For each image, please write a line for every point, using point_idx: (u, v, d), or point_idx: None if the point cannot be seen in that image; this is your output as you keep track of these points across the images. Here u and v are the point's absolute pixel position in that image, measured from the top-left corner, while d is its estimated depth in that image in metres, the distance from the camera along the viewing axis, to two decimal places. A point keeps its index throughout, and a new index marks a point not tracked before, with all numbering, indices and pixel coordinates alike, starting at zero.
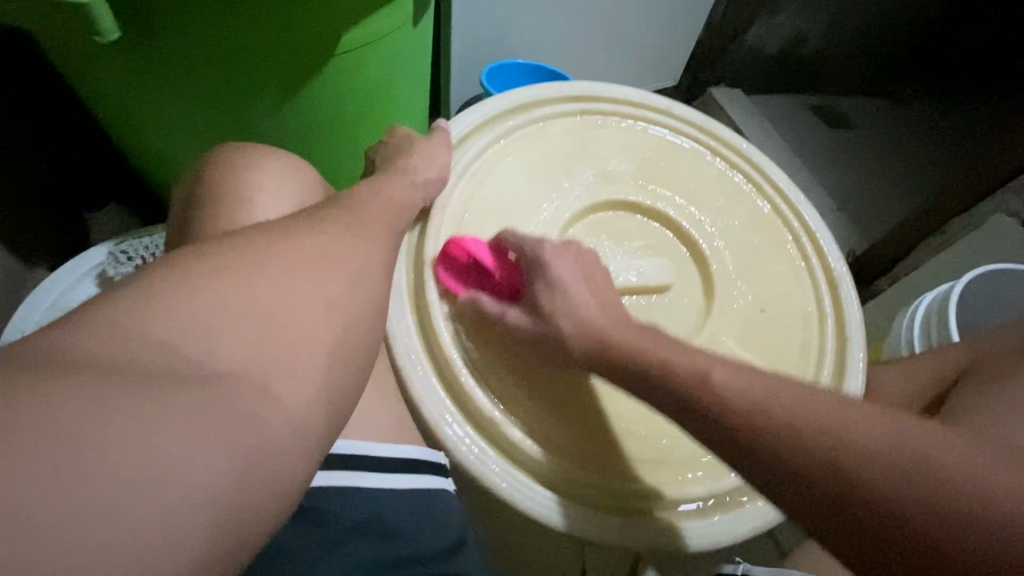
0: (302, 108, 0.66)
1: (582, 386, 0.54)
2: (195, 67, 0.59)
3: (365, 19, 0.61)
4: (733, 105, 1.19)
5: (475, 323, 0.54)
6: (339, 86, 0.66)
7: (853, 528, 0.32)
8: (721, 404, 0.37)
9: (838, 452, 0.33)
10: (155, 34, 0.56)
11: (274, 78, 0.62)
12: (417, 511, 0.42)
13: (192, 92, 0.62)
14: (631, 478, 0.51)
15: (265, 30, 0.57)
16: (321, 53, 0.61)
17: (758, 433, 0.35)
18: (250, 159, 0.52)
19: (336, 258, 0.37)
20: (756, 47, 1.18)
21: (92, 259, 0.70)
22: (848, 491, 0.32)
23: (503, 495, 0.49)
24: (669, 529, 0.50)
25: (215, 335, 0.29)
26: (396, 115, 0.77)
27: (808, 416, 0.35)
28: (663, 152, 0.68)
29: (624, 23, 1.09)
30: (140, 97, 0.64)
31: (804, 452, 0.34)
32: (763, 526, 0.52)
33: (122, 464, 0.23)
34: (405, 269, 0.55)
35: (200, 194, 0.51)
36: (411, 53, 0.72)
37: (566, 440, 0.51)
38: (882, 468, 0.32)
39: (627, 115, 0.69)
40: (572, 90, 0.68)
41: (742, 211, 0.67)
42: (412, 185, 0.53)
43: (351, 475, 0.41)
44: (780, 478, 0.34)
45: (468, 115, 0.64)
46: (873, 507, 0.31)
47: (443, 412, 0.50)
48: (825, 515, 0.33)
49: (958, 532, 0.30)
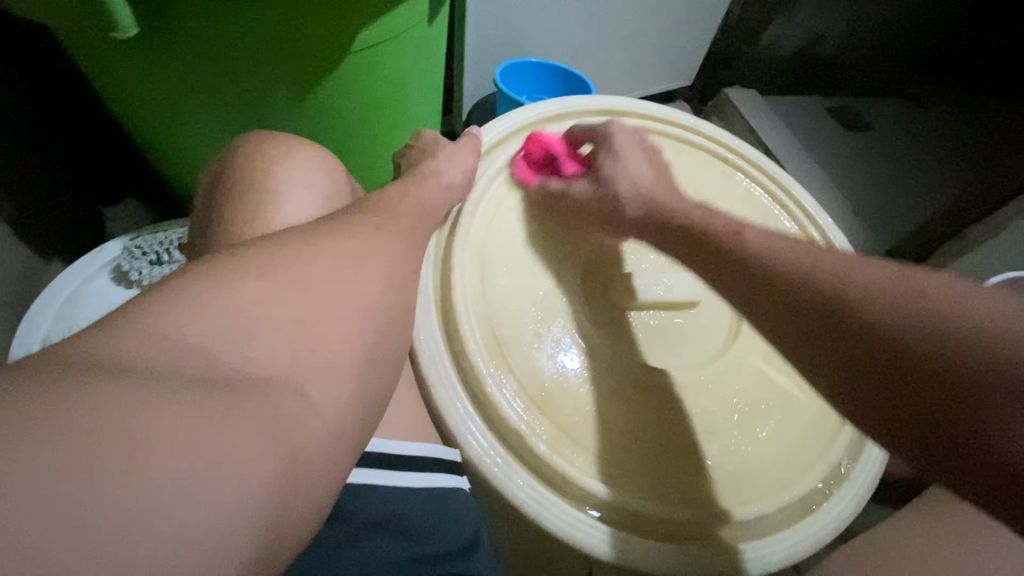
0: (318, 104, 0.66)
1: (612, 403, 0.53)
2: (217, 66, 0.60)
3: (382, 15, 0.61)
4: (749, 105, 1.21)
5: (501, 331, 0.53)
6: (357, 83, 0.66)
7: (887, 379, 0.32)
8: (784, 295, 0.38)
9: (892, 313, 0.33)
10: (172, 30, 0.56)
11: (291, 73, 0.62)
12: (434, 510, 0.42)
13: (210, 89, 0.62)
14: (675, 502, 0.50)
15: (285, 28, 0.57)
16: (338, 50, 0.61)
17: (810, 299, 0.36)
18: (269, 155, 0.52)
19: (369, 260, 0.38)
20: (772, 45, 1.19)
21: (109, 253, 0.70)
22: (887, 350, 0.32)
23: (526, 512, 0.48)
24: (723, 552, 0.49)
25: (255, 334, 0.30)
26: (411, 113, 0.77)
27: (869, 296, 0.34)
28: (687, 169, 0.67)
29: (639, 23, 1.08)
30: (157, 95, 0.64)
31: (848, 313, 0.34)
32: (794, 554, 0.51)
33: (160, 467, 0.23)
34: (430, 275, 0.55)
35: (219, 192, 0.52)
36: (428, 50, 0.71)
37: (596, 457, 0.50)
38: (919, 314, 0.32)
39: (657, 129, 0.68)
40: (600, 106, 0.68)
41: (768, 231, 0.66)
42: (438, 186, 0.53)
43: (377, 472, 0.42)
44: (826, 341, 0.35)
45: (497, 125, 0.64)
46: (914, 352, 0.31)
47: (466, 420, 0.50)
48: (857, 370, 0.33)
49: (999, 384, 0.28)
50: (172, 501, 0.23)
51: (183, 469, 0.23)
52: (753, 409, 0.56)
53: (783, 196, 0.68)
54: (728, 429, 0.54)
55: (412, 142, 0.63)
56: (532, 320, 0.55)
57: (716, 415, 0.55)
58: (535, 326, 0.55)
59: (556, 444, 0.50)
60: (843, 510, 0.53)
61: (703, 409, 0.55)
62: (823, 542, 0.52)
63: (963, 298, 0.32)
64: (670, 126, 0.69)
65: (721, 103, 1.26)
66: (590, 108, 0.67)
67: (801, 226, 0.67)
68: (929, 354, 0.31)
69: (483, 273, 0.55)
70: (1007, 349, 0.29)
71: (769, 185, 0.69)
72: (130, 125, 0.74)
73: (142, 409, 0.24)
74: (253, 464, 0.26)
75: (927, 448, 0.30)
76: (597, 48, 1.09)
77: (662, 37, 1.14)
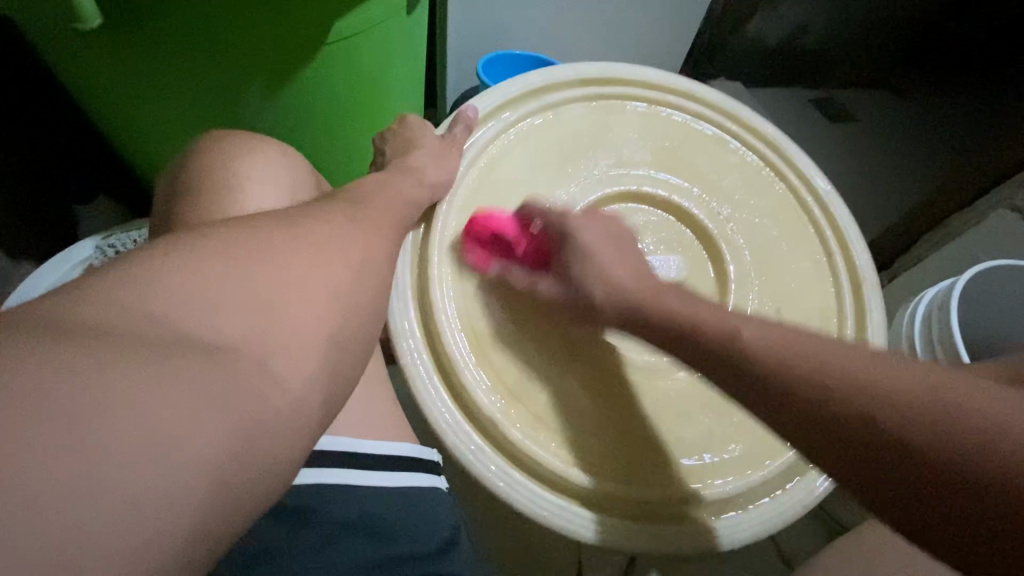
0: (295, 95, 0.64)
1: (596, 386, 0.52)
2: (189, 55, 0.58)
3: (359, 3, 0.59)
4: (732, 93, 1.20)
5: (479, 321, 0.53)
6: (335, 75, 0.64)
7: (898, 482, 0.29)
8: (787, 366, 0.35)
9: (899, 406, 0.30)
10: (140, 18, 0.54)
11: (266, 64, 0.60)
12: (410, 510, 0.42)
13: (182, 82, 0.61)
14: (652, 484, 0.50)
15: (260, 18, 0.55)
16: (314, 39, 0.59)
17: (825, 392, 0.33)
18: (235, 147, 0.51)
19: (343, 249, 0.37)
20: (755, 36, 1.20)
21: (81, 252, 0.69)
22: (891, 450, 0.29)
23: (501, 495, 0.48)
24: (698, 532, 0.50)
25: (220, 330, 0.28)
26: (391, 104, 0.75)
27: (881, 388, 0.31)
28: (677, 143, 0.66)
29: (623, 12, 1.07)
30: (126, 87, 0.62)
31: (843, 408, 0.32)
32: (765, 529, 0.51)
33: (109, 457, 0.23)
34: (409, 260, 0.54)
35: (183, 182, 0.50)
36: (406, 40, 0.70)
37: (574, 442, 0.50)
38: (932, 414, 0.29)
39: (647, 98, 0.67)
40: (593, 74, 0.66)
41: (761, 203, 0.65)
42: (416, 179, 0.52)
43: (347, 472, 0.41)
44: (827, 444, 0.32)
45: (481, 101, 0.62)
46: (922, 459, 0.28)
47: (442, 409, 0.50)
48: (857, 464, 0.31)
49: (1002, 499, 0.26)
50: (117, 493, 0.22)
51: (133, 457, 0.23)
52: None
53: (781, 163, 0.67)
54: (706, 410, 0.54)
55: (395, 131, 0.62)
56: (517, 297, 0.54)
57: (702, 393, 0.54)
58: (520, 305, 0.54)
59: (531, 430, 0.50)
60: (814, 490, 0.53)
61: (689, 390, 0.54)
62: (787, 521, 0.52)
63: (931, 380, 0.31)
64: (663, 96, 0.68)
65: (706, 93, 1.25)
66: (580, 75, 0.65)
67: (795, 195, 0.67)
68: (911, 440, 0.29)
69: (462, 258, 0.55)
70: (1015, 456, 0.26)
71: (766, 151, 0.68)
72: (102, 119, 0.72)
73: (95, 408, 0.23)
74: (210, 464, 0.25)
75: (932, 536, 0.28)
76: (581, 38, 1.08)
77: (647, 26, 1.13)
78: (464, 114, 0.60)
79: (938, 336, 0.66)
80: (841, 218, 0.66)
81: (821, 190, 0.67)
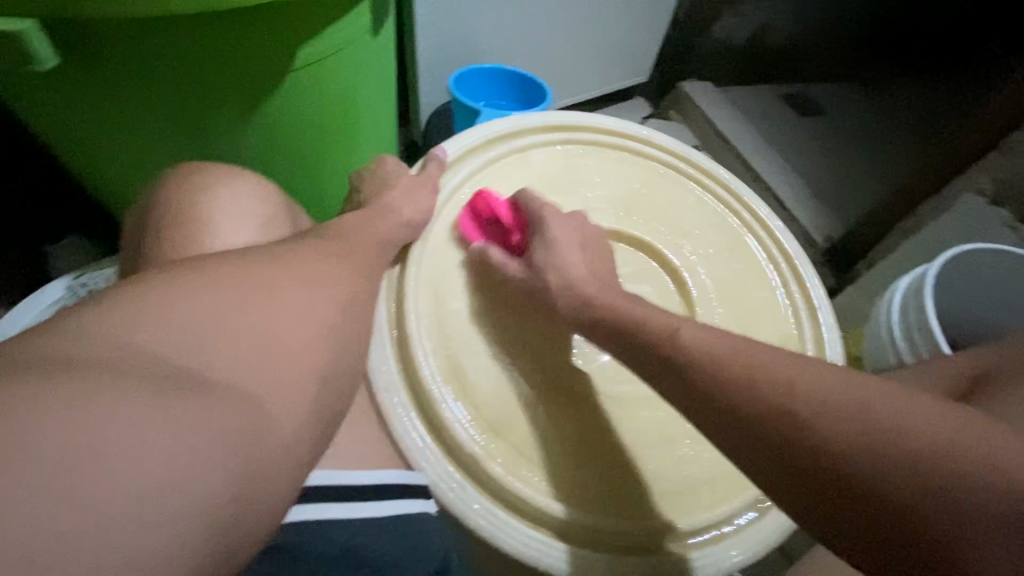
0: (262, 127, 0.64)
1: (574, 423, 0.52)
2: (150, 90, 0.57)
3: (323, 33, 0.59)
4: (703, 96, 1.22)
5: (457, 358, 0.52)
6: (303, 104, 0.64)
7: (845, 499, 0.31)
8: (737, 417, 0.36)
9: (801, 412, 0.33)
10: (96, 57, 0.53)
11: (230, 97, 0.60)
12: (399, 538, 0.42)
13: (144, 117, 0.60)
14: (638, 526, 0.49)
15: (224, 50, 0.55)
16: (280, 70, 0.59)
17: (739, 413, 0.36)
18: (201, 183, 0.50)
19: (321, 292, 0.38)
20: (723, 38, 1.21)
21: (52, 295, 0.67)
22: (849, 486, 0.31)
23: (482, 535, 0.48)
24: (676, 562, 0.49)
25: (205, 388, 0.29)
26: (362, 129, 0.75)
27: (800, 412, 0.33)
28: (639, 181, 0.67)
29: (589, 25, 1.09)
30: (83, 123, 0.61)
31: (780, 424, 0.34)
32: (756, 549, 0.51)
33: None
34: (384, 300, 0.54)
35: (149, 222, 0.49)
36: (373, 65, 0.70)
37: (557, 479, 0.50)
38: (871, 438, 0.31)
39: (610, 139, 0.68)
40: (554, 122, 0.67)
41: (723, 238, 0.66)
42: (392, 216, 0.53)
43: (333, 506, 0.40)
44: (776, 477, 0.34)
45: (452, 146, 0.63)
46: (869, 483, 0.31)
47: (421, 447, 0.48)
48: (824, 505, 0.32)
49: (914, 485, 0.29)
50: None
51: None
52: (705, 417, 0.55)
53: (734, 203, 0.68)
54: (677, 441, 0.54)
55: (376, 165, 0.62)
56: (486, 336, 0.54)
57: (666, 426, 0.54)
58: (489, 343, 0.54)
59: (512, 466, 0.49)
60: (785, 517, 0.53)
61: (655, 421, 0.54)
62: (781, 531, 0.52)
63: (909, 406, 0.32)
64: (625, 139, 0.69)
65: (678, 98, 1.26)
66: (542, 125, 0.66)
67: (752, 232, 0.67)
68: (846, 455, 0.31)
69: (438, 296, 0.54)
70: (977, 473, 0.29)
71: (721, 194, 0.69)
72: (72, 163, 0.71)
73: None
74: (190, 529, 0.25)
75: (914, 569, 0.30)
76: (550, 53, 1.10)
77: (614, 36, 1.14)
78: (433, 157, 0.61)
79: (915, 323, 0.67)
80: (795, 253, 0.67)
81: (776, 227, 0.68)
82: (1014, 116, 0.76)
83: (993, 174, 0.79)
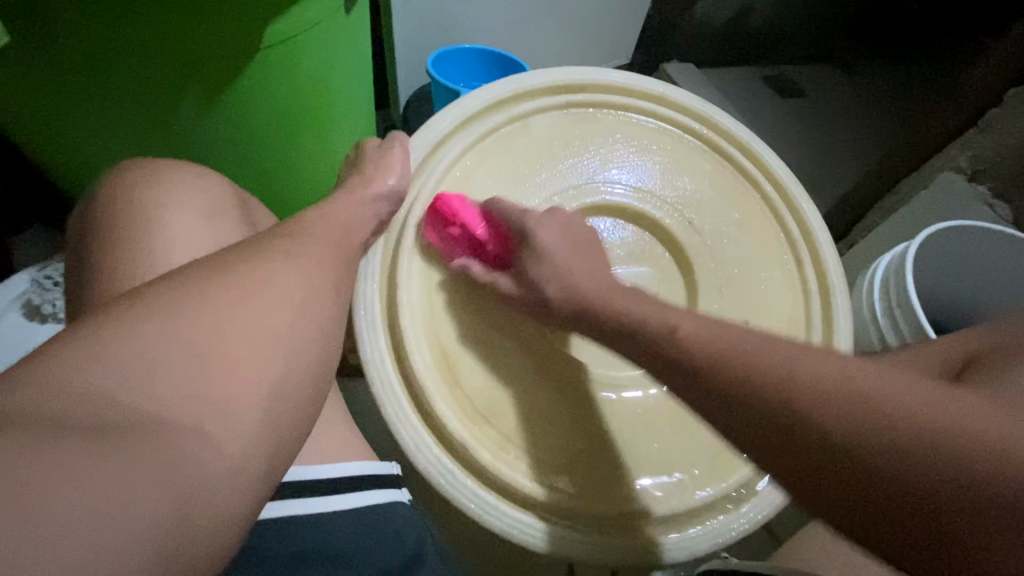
0: (230, 110, 0.61)
1: (567, 401, 0.52)
2: (108, 70, 0.55)
3: (290, 8, 0.57)
4: (684, 78, 1.19)
5: (447, 345, 0.52)
6: (274, 83, 0.62)
7: (911, 522, 0.28)
8: (752, 401, 0.32)
9: (858, 433, 0.29)
10: (51, 31, 0.51)
11: (196, 78, 0.57)
12: (369, 531, 0.43)
13: (107, 100, 0.58)
14: (621, 502, 0.50)
15: (182, 29, 0.53)
16: (247, 49, 0.57)
17: (784, 420, 0.31)
18: (136, 184, 0.48)
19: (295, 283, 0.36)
20: (704, 19, 1.21)
21: (16, 288, 0.64)
22: (913, 501, 0.28)
23: (473, 517, 0.49)
24: (642, 544, 0.50)
25: None
26: (340, 110, 0.73)
27: (849, 416, 0.30)
28: (644, 150, 0.64)
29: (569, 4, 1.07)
30: (44, 101, 0.59)
31: (829, 438, 0.30)
32: (760, 520, 0.52)
33: None
34: (377, 289, 0.53)
35: (97, 219, 0.48)
36: (349, 43, 0.68)
37: (541, 460, 0.50)
38: (945, 461, 0.28)
39: (614, 98, 0.66)
40: (555, 82, 0.64)
41: (734, 204, 0.65)
42: (373, 205, 0.50)
43: (300, 501, 0.41)
44: (815, 487, 0.31)
45: (444, 117, 0.60)
46: (901, 493, 0.28)
47: (414, 435, 0.50)
48: (833, 491, 0.30)
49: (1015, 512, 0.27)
50: None
51: None
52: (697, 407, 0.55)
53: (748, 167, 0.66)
54: (665, 427, 0.53)
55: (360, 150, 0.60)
56: (481, 322, 0.54)
57: (655, 425, 0.53)
58: (485, 330, 0.54)
59: (501, 451, 0.50)
60: (771, 500, 0.53)
61: (656, 407, 0.54)
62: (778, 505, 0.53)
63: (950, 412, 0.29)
64: (630, 100, 0.66)
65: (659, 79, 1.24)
66: (541, 87, 0.64)
67: (765, 198, 0.66)
68: (918, 484, 0.28)
69: (431, 285, 0.54)
70: (976, 457, 0.28)
71: (731, 153, 0.67)
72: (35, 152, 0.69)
73: None
74: None
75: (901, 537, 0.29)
76: (530, 33, 1.08)
77: (594, 16, 1.12)
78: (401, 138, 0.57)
79: (896, 302, 0.67)
80: (808, 221, 0.65)
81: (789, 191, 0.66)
82: (994, 96, 0.76)
83: (973, 152, 0.80)
